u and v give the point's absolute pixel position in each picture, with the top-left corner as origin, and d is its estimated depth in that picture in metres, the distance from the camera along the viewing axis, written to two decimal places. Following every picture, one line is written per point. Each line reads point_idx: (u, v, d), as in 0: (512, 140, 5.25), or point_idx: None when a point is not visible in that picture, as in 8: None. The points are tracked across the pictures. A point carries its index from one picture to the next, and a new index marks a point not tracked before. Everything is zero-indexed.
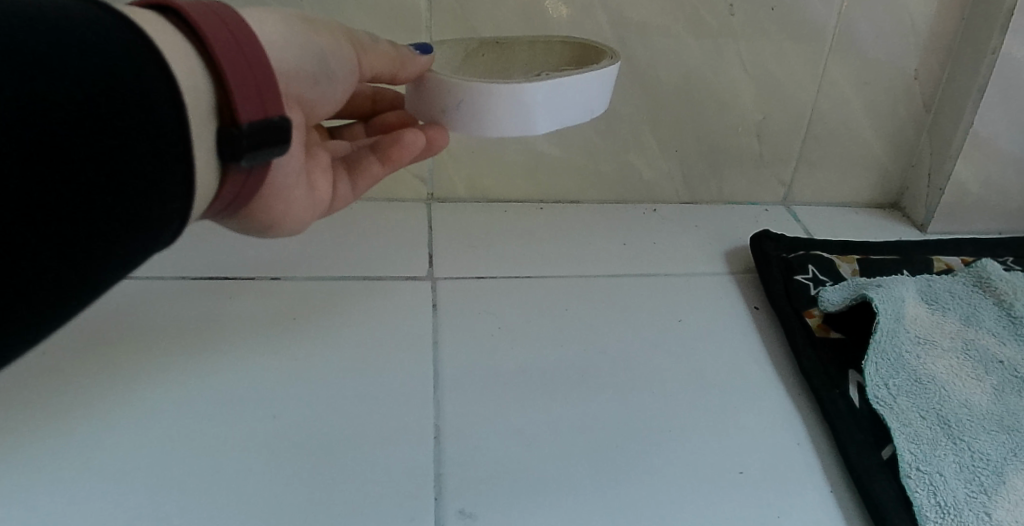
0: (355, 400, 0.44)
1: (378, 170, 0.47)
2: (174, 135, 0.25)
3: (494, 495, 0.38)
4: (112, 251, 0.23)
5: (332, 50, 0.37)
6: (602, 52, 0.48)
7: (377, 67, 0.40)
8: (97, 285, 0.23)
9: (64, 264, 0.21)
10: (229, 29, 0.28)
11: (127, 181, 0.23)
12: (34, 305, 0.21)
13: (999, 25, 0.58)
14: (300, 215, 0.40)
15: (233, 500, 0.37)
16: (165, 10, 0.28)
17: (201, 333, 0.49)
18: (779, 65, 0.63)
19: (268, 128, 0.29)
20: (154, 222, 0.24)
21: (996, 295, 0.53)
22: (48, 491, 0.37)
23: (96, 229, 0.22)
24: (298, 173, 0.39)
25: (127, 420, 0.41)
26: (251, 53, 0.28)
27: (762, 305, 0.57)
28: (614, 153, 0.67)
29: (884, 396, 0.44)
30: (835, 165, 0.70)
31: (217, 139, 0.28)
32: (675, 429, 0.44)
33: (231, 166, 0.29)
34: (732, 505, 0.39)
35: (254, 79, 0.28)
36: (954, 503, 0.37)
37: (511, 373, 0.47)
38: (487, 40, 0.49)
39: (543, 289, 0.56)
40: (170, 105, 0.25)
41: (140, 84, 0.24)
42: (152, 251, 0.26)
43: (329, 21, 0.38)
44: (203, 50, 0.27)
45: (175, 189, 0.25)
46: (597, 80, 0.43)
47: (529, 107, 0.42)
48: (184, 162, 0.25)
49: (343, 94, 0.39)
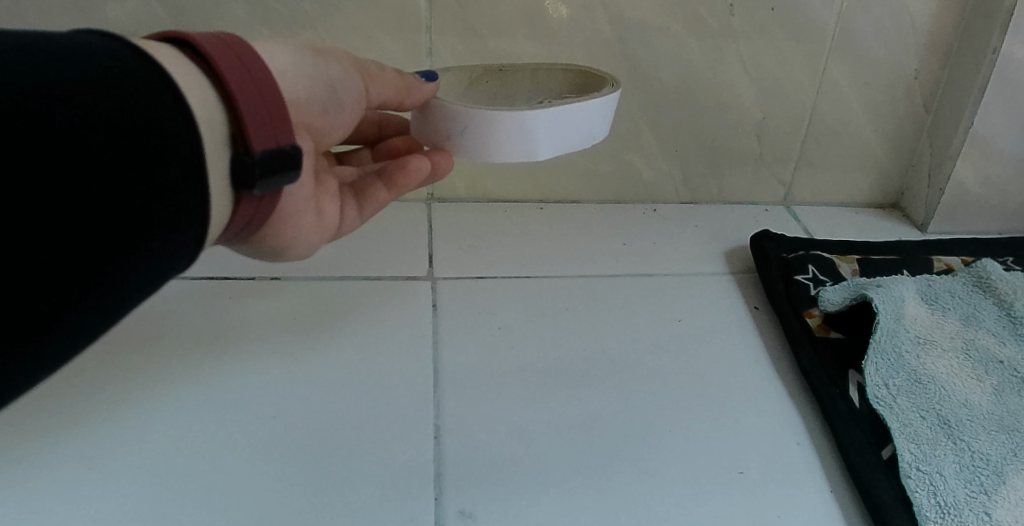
0: (353, 398, 0.44)
1: (385, 195, 0.47)
2: (189, 156, 0.25)
3: (493, 495, 0.38)
4: (126, 275, 0.23)
5: (342, 79, 0.37)
6: (602, 79, 0.48)
7: (384, 93, 0.40)
8: (111, 310, 0.23)
9: (78, 289, 0.21)
10: (241, 59, 0.29)
11: (144, 204, 0.23)
12: (52, 336, 0.20)
13: (999, 24, 0.58)
14: (307, 239, 0.40)
15: (233, 501, 0.37)
16: (179, 43, 0.28)
17: (200, 335, 0.49)
18: (778, 64, 0.63)
19: (279, 157, 0.29)
20: (169, 246, 0.24)
21: (996, 295, 0.53)
22: (48, 493, 0.37)
23: (110, 253, 0.22)
24: (307, 198, 0.38)
25: (129, 423, 0.41)
26: (263, 84, 0.29)
27: (762, 305, 0.57)
28: (614, 153, 0.67)
29: (884, 396, 0.44)
30: (834, 165, 0.70)
31: (231, 169, 0.28)
32: (674, 429, 0.44)
33: (244, 194, 0.29)
34: (731, 505, 0.39)
35: (266, 109, 0.28)
36: (954, 503, 0.37)
37: (510, 372, 0.47)
38: (490, 66, 0.49)
39: (542, 289, 0.56)
40: (184, 128, 0.25)
41: (153, 108, 0.24)
42: (166, 277, 0.26)
43: (338, 50, 0.38)
44: (215, 79, 0.27)
45: (191, 212, 0.25)
46: (598, 107, 0.44)
47: (530, 132, 0.41)
48: (198, 188, 0.25)
49: (353, 121, 0.39)
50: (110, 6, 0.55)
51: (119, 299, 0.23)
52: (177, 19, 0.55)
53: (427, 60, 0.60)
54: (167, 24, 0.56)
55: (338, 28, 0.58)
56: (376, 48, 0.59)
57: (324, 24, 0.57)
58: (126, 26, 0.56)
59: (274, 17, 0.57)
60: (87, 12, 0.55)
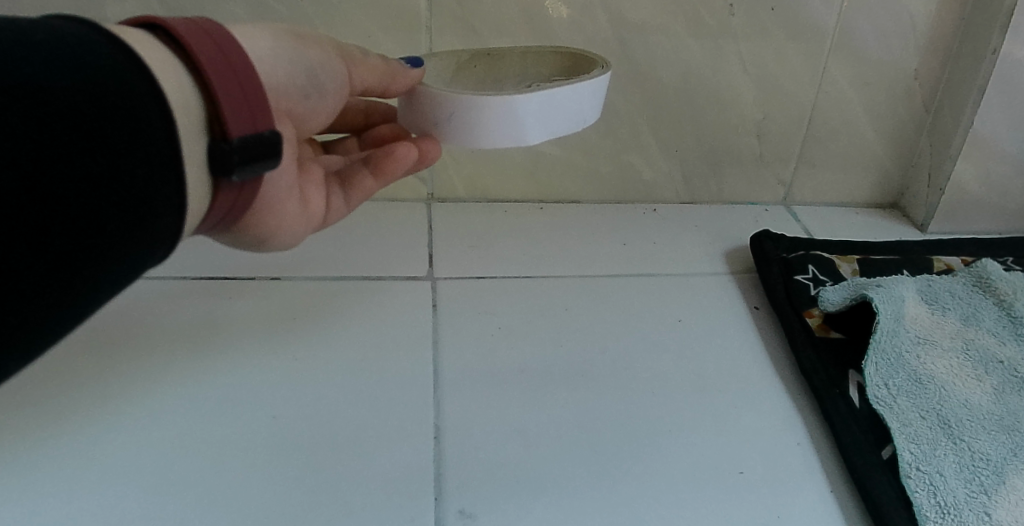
0: (355, 397, 0.44)
1: (372, 184, 0.46)
2: (164, 146, 0.25)
3: (493, 496, 0.38)
4: (104, 266, 0.23)
5: (322, 64, 0.36)
6: (591, 62, 0.48)
7: (368, 80, 0.40)
8: (88, 299, 0.23)
9: (55, 279, 0.21)
10: (218, 46, 0.29)
11: (119, 194, 0.23)
12: (29, 325, 0.21)
13: (999, 24, 0.58)
14: (294, 227, 0.40)
15: (230, 503, 0.37)
16: (155, 28, 0.28)
17: (200, 334, 0.49)
18: (779, 64, 0.63)
19: (259, 142, 0.29)
20: (148, 235, 0.25)
21: (996, 295, 0.53)
22: (47, 491, 0.37)
23: (87, 245, 0.22)
24: (290, 187, 0.38)
25: (128, 421, 0.41)
26: (241, 70, 0.29)
27: (762, 305, 0.57)
28: (614, 153, 0.67)
29: (884, 396, 0.44)
30: (835, 165, 0.70)
31: (209, 156, 0.28)
32: (674, 429, 0.43)
33: (223, 182, 0.29)
34: (730, 504, 0.39)
35: (244, 95, 0.28)
36: (954, 503, 0.37)
37: (511, 372, 0.47)
38: (478, 51, 0.49)
39: (542, 289, 0.56)
40: (159, 117, 0.25)
41: (128, 98, 0.24)
42: (146, 265, 0.26)
43: (318, 33, 0.37)
44: (192, 67, 0.27)
45: (167, 202, 0.25)
46: (587, 88, 0.43)
47: (519, 119, 0.42)
48: (174, 177, 0.25)
49: (335, 107, 0.39)
50: (110, 6, 0.55)
51: (98, 289, 0.23)
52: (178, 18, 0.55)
53: None
54: None
55: (338, 27, 0.58)
56: (377, 48, 0.59)
57: (324, 23, 0.57)
58: None
59: (273, 16, 0.57)
60: (86, 11, 0.55)
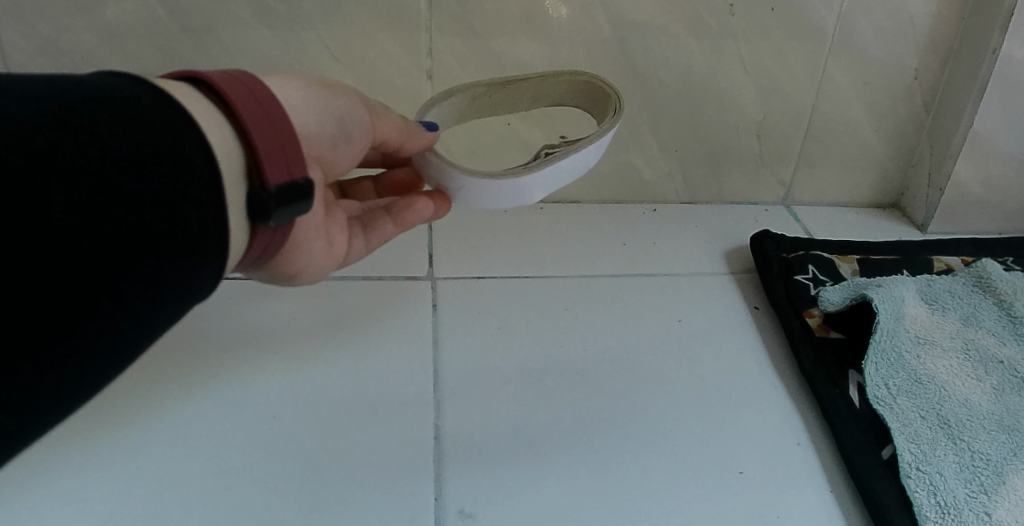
0: (354, 396, 0.44)
1: (391, 229, 0.45)
2: (208, 193, 0.25)
3: (492, 494, 0.38)
4: (139, 312, 0.23)
5: (350, 113, 0.36)
6: (608, 96, 0.47)
7: (388, 134, 0.39)
8: (128, 345, 0.23)
9: (95, 325, 0.21)
10: (254, 96, 0.29)
11: (163, 238, 0.23)
12: (67, 372, 0.20)
13: (999, 25, 0.58)
14: (317, 266, 0.39)
15: (231, 503, 0.37)
16: (195, 82, 0.29)
17: (199, 338, 0.49)
18: (778, 65, 0.63)
19: (294, 189, 0.29)
20: (185, 281, 0.24)
21: (996, 295, 0.53)
22: (48, 494, 0.37)
23: (118, 293, 0.21)
24: (316, 227, 0.37)
25: (129, 425, 0.41)
26: (276, 117, 0.29)
27: (762, 305, 0.57)
28: (613, 154, 0.67)
29: (884, 396, 0.44)
30: (835, 166, 0.70)
31: (248, 202, 0.28)
32: (673, 428, 0.44)
33: (260, 225, 0.29)
34: (730, 503, 0.39)
35: (280, 143, 0.29)
36: (954, 503, 0.37)
37: (510, 371, 0.47)
38: (494, 81, 0.47)
39: (542, 289, 0.56)
40: (204, 165, 0.25)
41: (177, 149, 0.24)
42: (185, 310, 0.26)
43: (347, 86, 0.37)
44: (232, 118, 0.28)
45: (210, 246, 0.25)
46: (594, 149, 0.43)
47: (526, 190, 0.42)
48: (217, 221, 0.25)
49: (358, 155, 0.38)
50: (109, 7, 0.54)
51: (136, 336, 0.23)
52: (178, 18, 0.55)
53: (427, 61, 0.60)
54: (167, 24, 0.55)
55: (338, 28, 0.57)
56: (377, 49, 0.59)
57: (324, 24, 0.57)
58: (124, 25, 0.55)
59: (273, 17, 0.56)
60: (84, 11, 0.54)
